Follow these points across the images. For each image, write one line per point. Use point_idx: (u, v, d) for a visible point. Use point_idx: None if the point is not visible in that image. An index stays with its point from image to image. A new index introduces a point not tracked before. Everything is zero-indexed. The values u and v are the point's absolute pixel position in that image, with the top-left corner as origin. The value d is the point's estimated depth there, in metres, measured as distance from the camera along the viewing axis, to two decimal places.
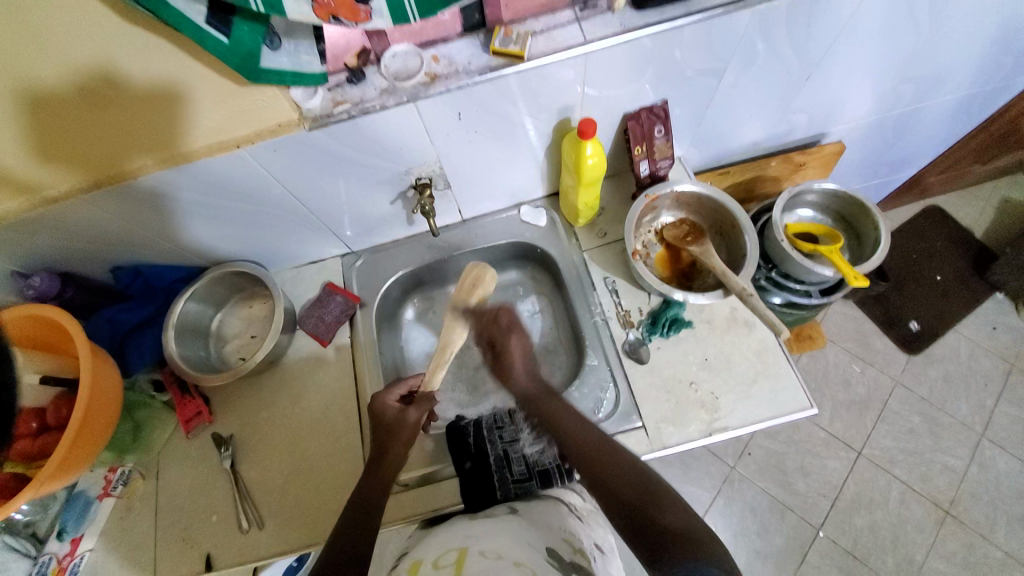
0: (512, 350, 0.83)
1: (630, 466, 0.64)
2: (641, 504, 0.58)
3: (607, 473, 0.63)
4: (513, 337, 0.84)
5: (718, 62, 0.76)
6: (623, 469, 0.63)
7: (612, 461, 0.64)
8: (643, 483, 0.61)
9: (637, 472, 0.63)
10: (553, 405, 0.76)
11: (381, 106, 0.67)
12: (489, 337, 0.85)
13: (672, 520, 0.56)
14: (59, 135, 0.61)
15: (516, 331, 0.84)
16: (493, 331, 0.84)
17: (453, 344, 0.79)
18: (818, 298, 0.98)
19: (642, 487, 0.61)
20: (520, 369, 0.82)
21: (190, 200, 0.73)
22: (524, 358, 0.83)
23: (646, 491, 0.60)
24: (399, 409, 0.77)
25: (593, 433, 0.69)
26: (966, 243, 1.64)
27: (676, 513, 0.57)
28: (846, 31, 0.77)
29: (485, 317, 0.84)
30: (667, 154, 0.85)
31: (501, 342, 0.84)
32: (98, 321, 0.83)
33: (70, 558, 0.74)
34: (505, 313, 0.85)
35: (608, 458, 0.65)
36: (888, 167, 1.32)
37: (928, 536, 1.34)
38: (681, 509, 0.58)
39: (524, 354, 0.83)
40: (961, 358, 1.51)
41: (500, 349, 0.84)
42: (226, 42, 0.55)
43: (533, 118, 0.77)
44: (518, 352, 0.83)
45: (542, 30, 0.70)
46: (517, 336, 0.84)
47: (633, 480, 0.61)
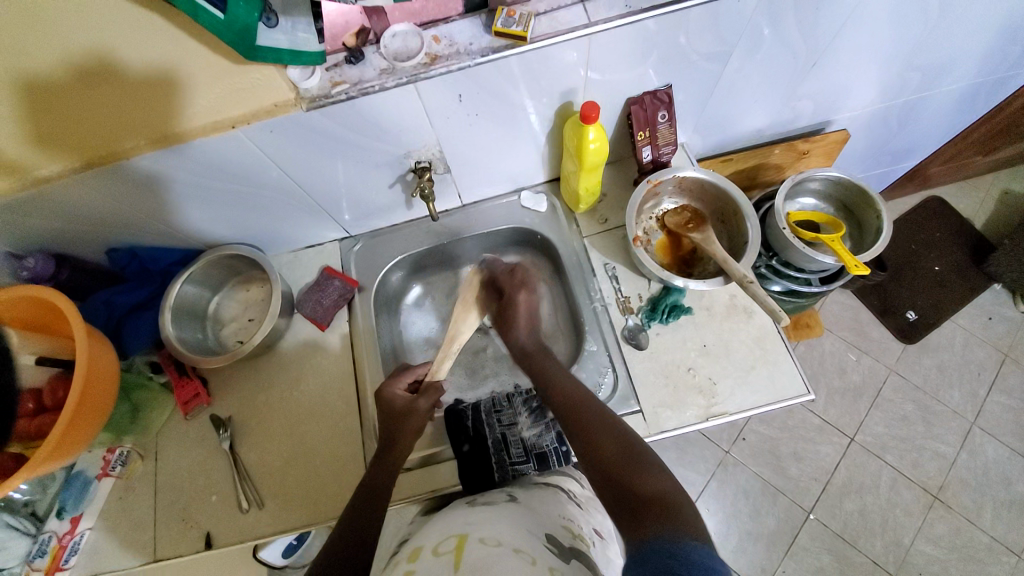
0: (518, 307, 0.80)
1: (617, 431, 0.62)
2: (618, 469, 0.57)
3: (590, 436, 0.62)
4: (522, 293, 0.81)
5: (724, 46, 0.74)
6: (609, 434, 0.61)
7: (598, 424, 0.63)
8: (627, 448, 0.60)
9: (623, 437, 0.61)
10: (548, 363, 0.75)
11: (380, 87, 0.66)
12: (501, 287, 0.81)
13: (648, 487, 0.54)
14: (58, 119, 0.61)
15: (527, 287, 0.80)
16: (506, 282, 0.81)
17: (462, 335, 0.82)
18: (818, 286, 0.98)
19: (626, 453, 0.59)
20: (524, 326, 0.79)
21: (184, 180, 0.72)
22: (529, 320, 0.80)
23: (630, 458, 0.58)
24: (408, 398, 0.77)
25: (572, 390, 0.68)
26: (966, 234, 1.64)
27: (656, 479, 0.55)
28: (855, 16, 0.75)
29: (499, 272, 0.83)
30: (670, 140, 0.84)
31: (509, 295, 0.80)
32: (94, 302, 0.82)
33: (70, 536, 0.75)
34: (520, 269, 0.83)
35: (594, 421, 0.63)
36: (891, 156, 1.31)
37: (917, 520, 1.37)
38: (662, 475, 0.56)
39: (529, 310, 0.80)
40: (956, 347, 1.53)
41: (507, 303, 0.80)
42: (221, 17, 0.54)
43: (534, 101, 0.76)
44: (525, 309, 0.80)
45: (546, 11, 0.68)
46: (527, 293, 0.81)
47: (617, 444, 0.60)
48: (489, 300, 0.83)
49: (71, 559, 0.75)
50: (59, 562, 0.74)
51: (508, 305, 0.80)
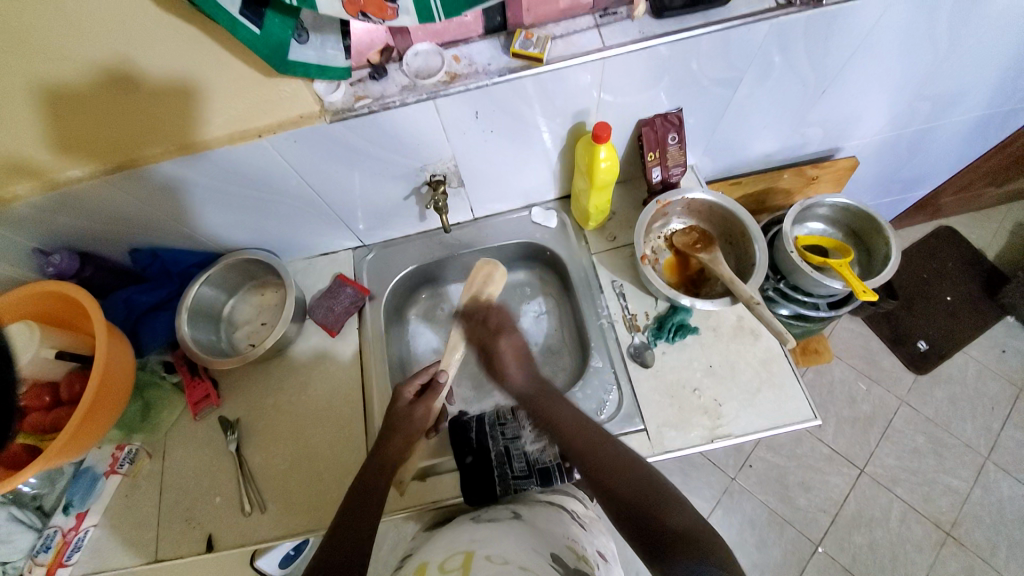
0: (504, 353, 0.80)
1: (632, 466, 0.64)
2: (641, 505, 0.60)
3: (607, 476, 0.63)
4: (503, 338, 0.81)
5: (735, 72, 0.76)
6: (624, 470, 0.63)
7: (613, 463, 0.64)
8: (644, 481, 0.62)
9: (639, 471, 0.63)
10: (542, 405, 0.75)
11: (401, 102, 0.69)
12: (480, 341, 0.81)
13: (676, 520, 0.58)
14: (93, 121, 0.64)
15: (505, 333, 0.81)
16: (481, 334, 0.81)
17: (449, 367, 0.81)
18: (826, 310, 0.98)
19: (645, 486, 0.61)
20: (515, 368, 0.79)
21: (208, 185, 0.75)
22: (519, 358, 0.80)
23: (649, 491, 0.61)
24: (409, 403, 0.78)
25: (590, 426, 0.69)
26: (978, 265, 1.63)
27: (679, 512, 0.58)
28: (863, 47, 0.77)
29: (477, 313, 0.82)
30: (680, 162, 0.86)
31: (491, 343, 0.81)
32: (114, 300, 0.84)
33: (74, 532, 0.76)
34: (494, 313, 0.82)
35: (608, 460, 0.65)
36: (901, 185, 1.32)
37: (929, 557, 1.32)
38: (684, 508, 0.59)
39: (517, 356, 0.81)
40: (969, 380, 1.50)
41: (490, 352, 0.81)
42: (258, 33, 0.57)
43: (548, 120, 0.78)
44: (512, 351, 0.81)
45: (561, 35, 0.71)
46: (508, 337, 0.81)
47: (635, 479, 0.62)
48: (478, 349, 0.82)
49: (73, 555, 0.75)
50: (62, 558, 0.74)
51: (494, 352, 0.81)
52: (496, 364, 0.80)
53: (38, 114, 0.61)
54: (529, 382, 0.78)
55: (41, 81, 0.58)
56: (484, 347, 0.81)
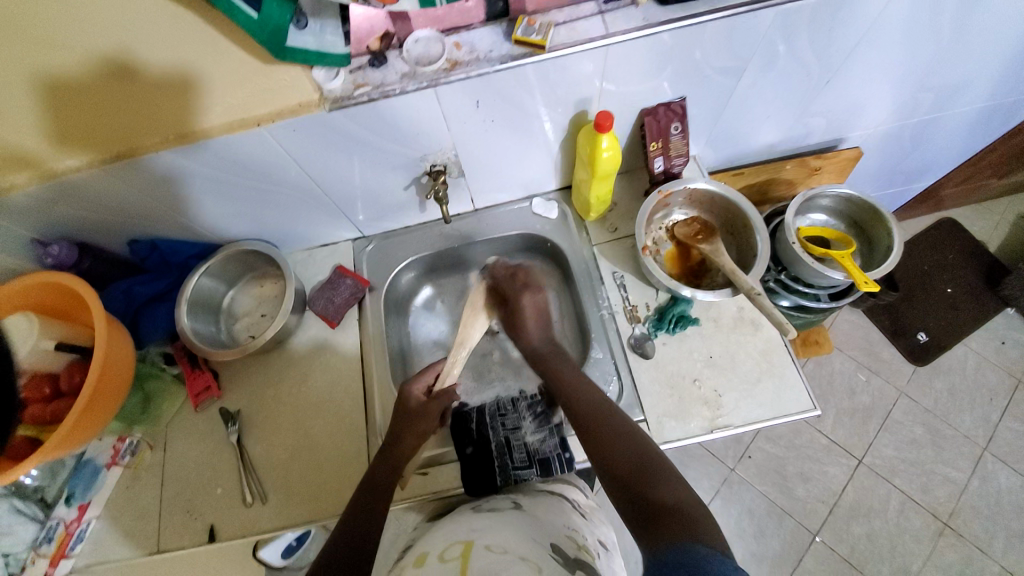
0: (525, 310, 0.80)
1: (630, 439, 0.62)
2: (632, 476, 0.57)
3: (604, 444, 0.62)
4: (527, 295, 0.81)
5: (739, 61, 0.75)
6: (621, 441, 0.61)
7: (613, 433, 0.63)
8: (641, 455, 0.59)
9: (637, 444, 0.61)
10: (560, 366, 0.76)
11: (401, 90, 0.68)
12: (505, 292, 0.82)
13: (666, 495, 0.54)
14: (89, 109, 0.63)
15: (530, 290, 0.81)
16: (508, 288, 0.82)
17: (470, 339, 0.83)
18: (827, 302, 0.98)
19: (641, 459, 0.59)
20: (535, 327, 0.80)
21: (206, 175, 0.74)
22: (538, 317, 0.81)
23: (643, 464, 0.58)
24: (422, 400, 0.79)
25: (596, 399, 0.68)
26: (979, 256, 1.63)
27: (671, 487, 0.55)
28: (868, 36, 0.76)
29: (500, 275, 0.84)
30: (683, 151, 0.85)
31: (516, 299, 0.81)
32: (112, 291, 0.84)
33: (76, 523, 0.76)
34: (522, 272, 0.84)
35: (608, 430, 0.63)
36: (904, 176, 1.31)
37: (926, 547, 1.33)
38: (678, 485, 0.55)
39: (537, 315, 0.81)
40: (967, 371, 1.51)
41: (514, 309, 0.81)
42: (255, 17, 0.56)
43: (549, 110, 0.77)
44: (534, 309, 0.81)
45: (564, 21, 0.70)
46: (531, 295, 0.81)
47: (631, 451, 0.60)
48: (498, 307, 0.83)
49: (76, 546, 0.76)
50: (65, 550, 0.74)
51: (515, 310, 0.81)
52: (516, 323, 0.81)
53: (36, 104, 0.61)
54: (546, 342, 0.80)
55: (40, 70, 0.58)
56: (509, 301, 0.82)
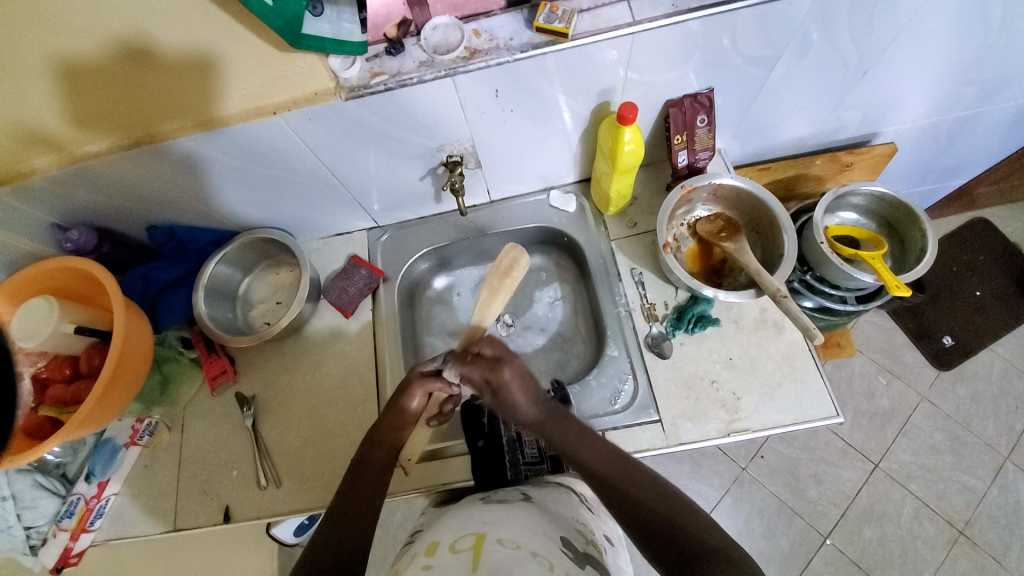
0: (510, 385, 0.68)
1: (650, 481, 0.59)
2: (667, 518, 0.54)
3: (626, 489, 0.58)
4: (505, 368, 0.68)
5: (771, 50, 0.72)
6: (643, 484, 0.59)
7: (630, 477, 0.60)
8: (664, 493, 0.58)
9: (657, 484, 0.59)
10: (568, 427, 0.67)
11: (418, 79, 0.66)
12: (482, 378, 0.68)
13: (703, 534, 0.53)
14: (108, 97, 0.63)
15: (507, 361, 0.68)
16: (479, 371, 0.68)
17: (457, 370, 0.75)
18: (853, 304, 0.95)
19: (664, 498, 0.57)
20: (524, 399, 0.68)
21: (224, 163, 0.74)
22: (526, 387, 0.68)
23: (672, 503, 0.56)
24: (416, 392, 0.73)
25: (602, 448, 0.64)
26: (1013, 259, 1.56)
27: (704, 527, 0.54)
28: (912, 25, 0.72)
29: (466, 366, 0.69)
30: (709, 145, 0.82)
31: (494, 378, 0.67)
32: (132, 276, 0.85)
33: (96, 500, 0.78)
34: (490, 344, 0.71)
35: (625, 475, 0.60)
36: (938, 174, 1.25)
37: (940, 554, 1.31)
38: (709, 523, 0.55)
39: (524, 381, 0.69)
40: (994, 378, 1.45)
41: (496, 386, 0.68)
42: (269, 4, 0.54)
43: (570, 100, 0.75)
44: (517, 382, 0.68)
45: (589, 8, 0.67)
46: (510, 365, 0.68)
47: (656, 492, 0.58)
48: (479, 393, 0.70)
49: (96, 522, 0.78)
50: (85, 524, 0.77)
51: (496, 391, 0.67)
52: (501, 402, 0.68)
53: (59, 91, 0.61)
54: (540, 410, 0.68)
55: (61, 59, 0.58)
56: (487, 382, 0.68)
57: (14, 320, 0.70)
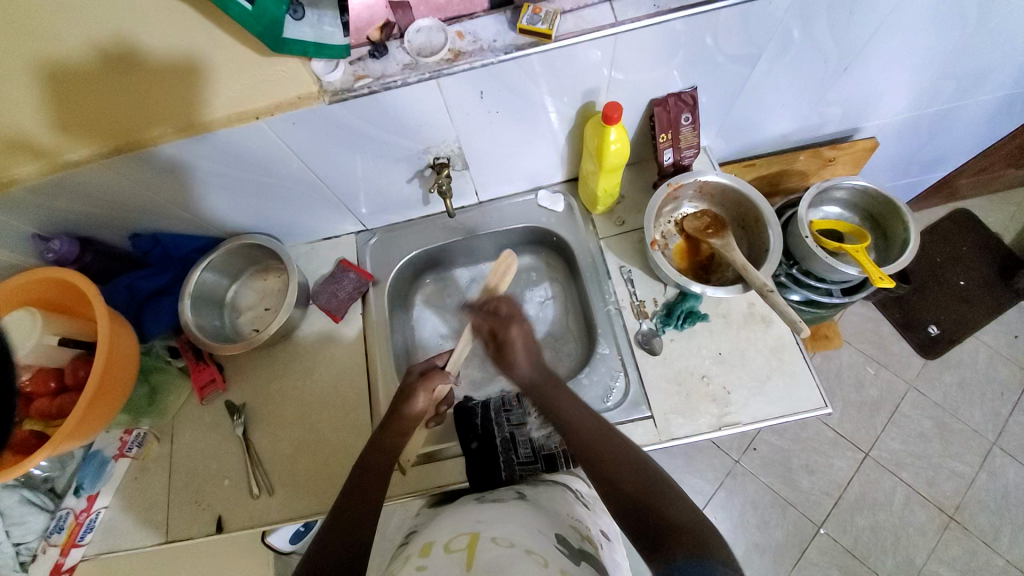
0: (514, 340, 0.74)
1: (631, 459, 0.60)
2: (638, 495, 0.55)
3: (604, 463, 0.60)
4: (513, 326, 0.75)
5: (753, 48, 0.73)
6: (622, 460, 0.60)
7: (611, 450, 0.61)
8: (644, 472, 0.58)
9: (637, 462, 0.60)
10: (560, 395, 0.70)
11: (403, 82, 0.66)
12: (490, 329, 0.76)
13: (675, 512, 0.53)
14: (86, 105, 0.62)
15: (516, 319, 0.75)
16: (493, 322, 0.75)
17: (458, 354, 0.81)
18: (839, 297, 0.96)
19: (644, 476, 0.58)
20: (525, 360, 0.73)
21: (208, 169, 0.73)
22: (530, 349, 0.74)
23: (649, 481, 0.57)
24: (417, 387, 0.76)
25: (591, 418, 0.66)
26: (994, 249, 1.59)
27: (677, 505, 0.54)
28: (890, 21, 0.73)
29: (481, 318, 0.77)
30: (694, 143, 0.82)
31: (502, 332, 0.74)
32: (116, 286, 0.84)
33: (86, 514, 0.77)
34: (505, 304, 0.77)
35: (606, 448, 0.62)
36: (919, 166, 1.27)
37: (930, 540, 1.33)
38: (685, 502, 0.55)
39: (529, 343, 0.74)
40: (978, 366, 1.48)
41: (501, 341, 0.75)
42: (250, 9, 0.54)
43: (555, 100, 0.75)
44: (523, 340, 0.74)
45: (572, 9, 0.67)
46: (518, 325, 0.75)
47: (633, 470, 0.58)
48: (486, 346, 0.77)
49: (86, 536, 0.77)
50: (74, 539, 0.76)
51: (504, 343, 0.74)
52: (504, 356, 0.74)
53: (35, 100, 0.60)
54: (539, 372, 0.73)
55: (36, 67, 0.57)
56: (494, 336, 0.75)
57: (7, 322, 0.71)
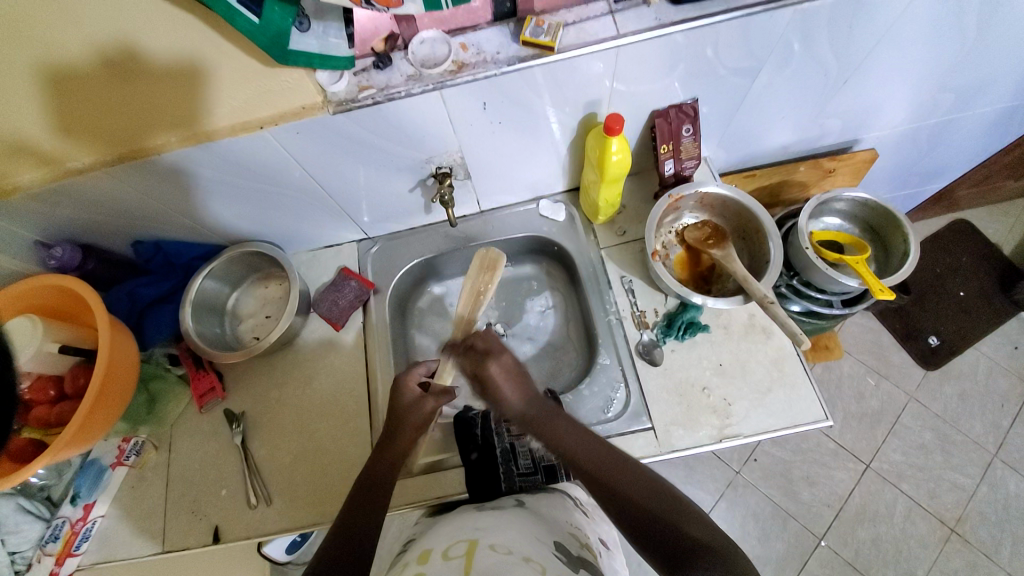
0: (494, 378, 0.71)
1: (647, 480, 0.59)
2: (660, 518, 0.55)
3: (618, 488, 0.58)
4: (491, 362, 0.73)
5: (753, 61, 0.73)
6: (638, 484, 0.59)
7: (623, 476, 0.59)
8: (656, 489, 0.58)
9: (652, 482, 0.59)
10: (556, 421, 0.68)
11: (406, 93, 0.66)
12: (471, 370, 0.73)
13: (698, 531, 0.53)
14: (90, 113, 0.62)
15: (494, 355, 0.72)
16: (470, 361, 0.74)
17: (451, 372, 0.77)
18: (840, 308, 0.96)
19: (657, 494, 0.57)
20: (511, 393, 0.71)
21: (212, 177, 0.73)
22: (515, 379, 0.72)
23: (667, 501, 0.57)
24: (418, 395, 0.75)
25: (589, 444, 0.64)
26: (993, 259, 1.60)
27: (698, 525, 0.54)
28: (889, 35, 0.74)
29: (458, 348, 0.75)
30: (694, 154, 0.83)
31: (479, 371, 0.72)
32: (117, 293, 0.84)
33: (82, 522, 0.76)
34: (482, 337, 0.75)
35: (618, 473, 0.60)
36: (918, 178, 1.28)
37: (932, 553, 1.32)
38: (705, 520, 0.55)
39: (512, 376, 0.72)
40: (979, 376, 1.48)
41: (482, 378, 0.72)
42: (256, 21, 0.55)
43: (558, 111, 0.76)
44: (504, 376, 0.72)
45: (574, 22, 0.68)
46: (496, 360, 0.73)
47: (650, 492, 0.58)
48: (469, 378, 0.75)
49: (82, 545, 0.75)
50: (70, 548, 0.74)
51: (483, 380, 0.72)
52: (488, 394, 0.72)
53: (40, 108, 0.60)
54: (527, 407, 0.70)
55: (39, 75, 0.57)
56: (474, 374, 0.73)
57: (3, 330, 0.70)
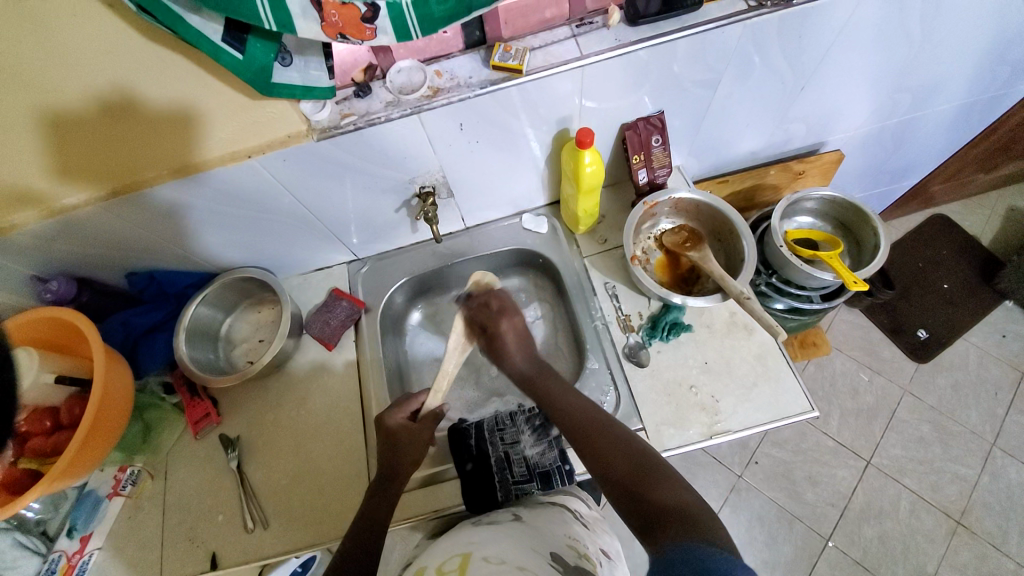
0: (505, 336, 0.77)
1: (629, 445, 0.64)
2: (634, 486, 0.58)
3: (601, 458, 0.63)
4: (504, 320, 0.78)
5: (714, 74, 0.78)
6: (620, 449, 0.63)
7: (610, 441, 0.64)
8: (638, 459, 0.61)
9: (632, 445, 0.64)
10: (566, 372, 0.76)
11: (386, 118, 0.70)
12: (481, 324, 0.78)
13: (666, 497, 0.56)
14: (84, 152, 0.65)
15: (507, 314, 0.77)
16: (482, 316, 0.78)
17: (449, 369, 0.79)
18: (820, 303, 0.99)
19: (638, 466, 0.60)
20: (518, 353, 0.77)
21: (205, 208, 0.77)
22: (521, 342, 0.78)
23: (644, 471, 0.60)
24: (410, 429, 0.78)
25: (583, 407, 0.70)
26: (974, 251, 1.64)
27: (670, 487, 0.57)
28: (839, 42, 0.78)
29: (473, 307, 0.79)
30: (665, 162, 0.87)
31: (493, 328, 0.77)
32: (112, 323, 0.85)
33: (78, 556, 0.76)
34: (495, 297, 0.79)
35: (602, 438, 0.65)
36: (890, 175, 1.33)
37: (940, 547, 1.31)
38: (677, 484, 0.58)
39: (520, 338, 0.78)
40: (970, 366, 1.50)
41: (492, 335, 0.78)
42: (241, 58, 0.59)
43: (534, 129, 0.80)
44: (514, 334, 0.78)
45: (540, 46, 0.72)
46: (509, 320, 0.78)
47: (631, 460, 0.61)
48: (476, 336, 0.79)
49: None
50: None
51: (494, 336, 0.78)
52: (495, 348, 0.78)
53: (37, 148, 0.63)
54: (530, 368, 0.77)
55: (34, 113, 0.60)
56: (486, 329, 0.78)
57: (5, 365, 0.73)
